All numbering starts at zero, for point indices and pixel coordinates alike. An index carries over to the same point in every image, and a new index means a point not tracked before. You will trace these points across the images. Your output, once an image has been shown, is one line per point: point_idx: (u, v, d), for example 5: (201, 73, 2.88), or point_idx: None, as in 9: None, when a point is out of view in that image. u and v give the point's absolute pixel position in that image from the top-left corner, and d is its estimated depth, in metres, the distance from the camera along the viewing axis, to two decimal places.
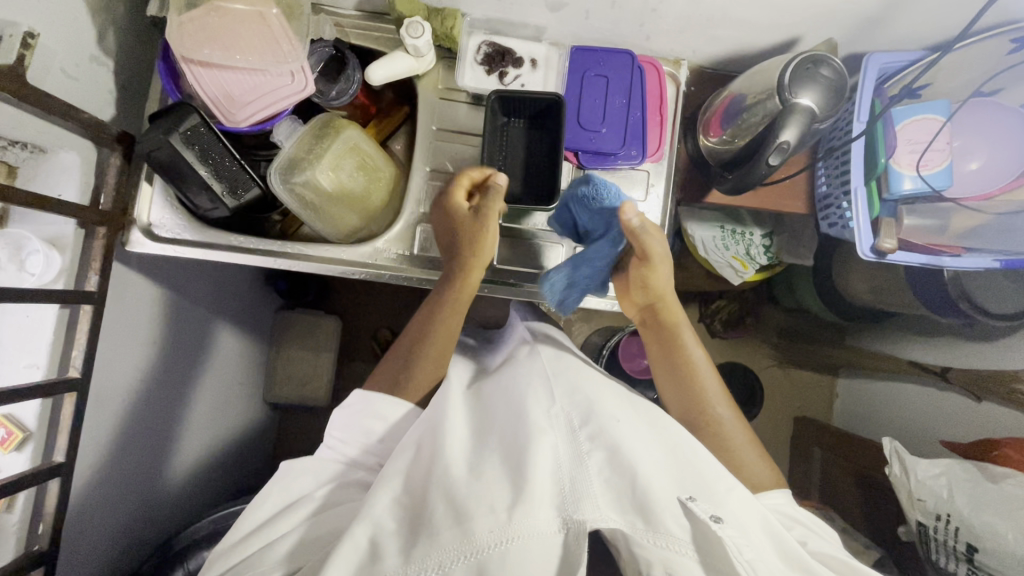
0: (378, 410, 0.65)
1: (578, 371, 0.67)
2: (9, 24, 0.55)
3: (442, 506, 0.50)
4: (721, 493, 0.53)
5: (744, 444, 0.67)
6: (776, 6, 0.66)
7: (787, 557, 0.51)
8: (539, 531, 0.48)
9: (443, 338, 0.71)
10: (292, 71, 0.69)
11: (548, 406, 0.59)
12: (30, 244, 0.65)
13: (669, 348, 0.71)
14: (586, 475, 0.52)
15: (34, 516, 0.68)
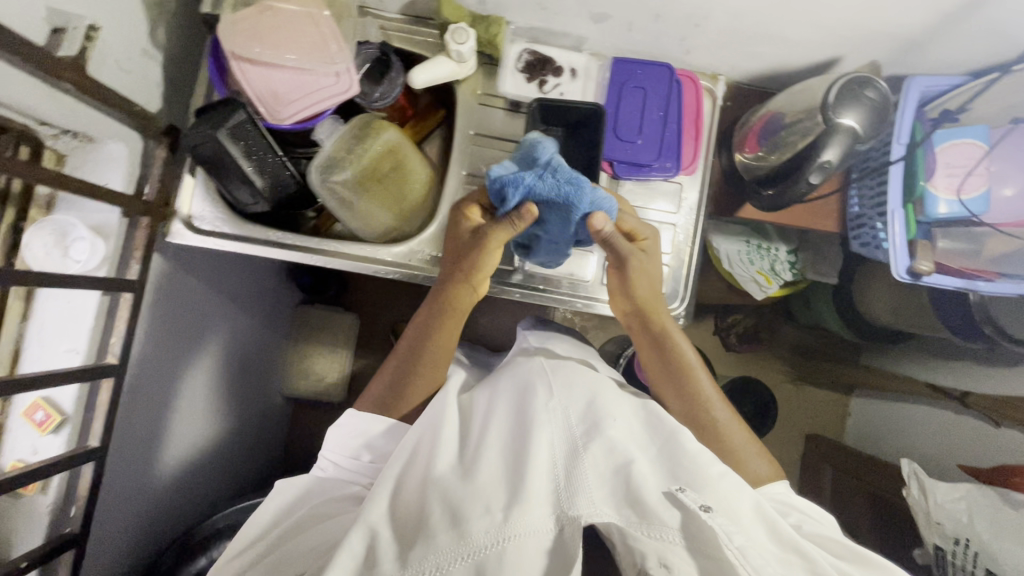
0: (364, 430, 0.68)
1: (572, 373, 0.71)
2: (74, 17, 0.56)
3: (439, 511, 0.53)
4: (712, 475, 0.55)
5: (741, 439, 0.69)
6: (820, 26, 0.66)
7: (781, 541, 0.53)
8: (535, 528, 0.52)
9: (433, 359, 0.73)
10: (337, 72, 0.70)
11: (546, 409, 0.64)
12: (77, 232, 0.67)
13: (662, 353, 0.74)
14: (580, 473, 0.56)
15: (65, 499, 0.69)
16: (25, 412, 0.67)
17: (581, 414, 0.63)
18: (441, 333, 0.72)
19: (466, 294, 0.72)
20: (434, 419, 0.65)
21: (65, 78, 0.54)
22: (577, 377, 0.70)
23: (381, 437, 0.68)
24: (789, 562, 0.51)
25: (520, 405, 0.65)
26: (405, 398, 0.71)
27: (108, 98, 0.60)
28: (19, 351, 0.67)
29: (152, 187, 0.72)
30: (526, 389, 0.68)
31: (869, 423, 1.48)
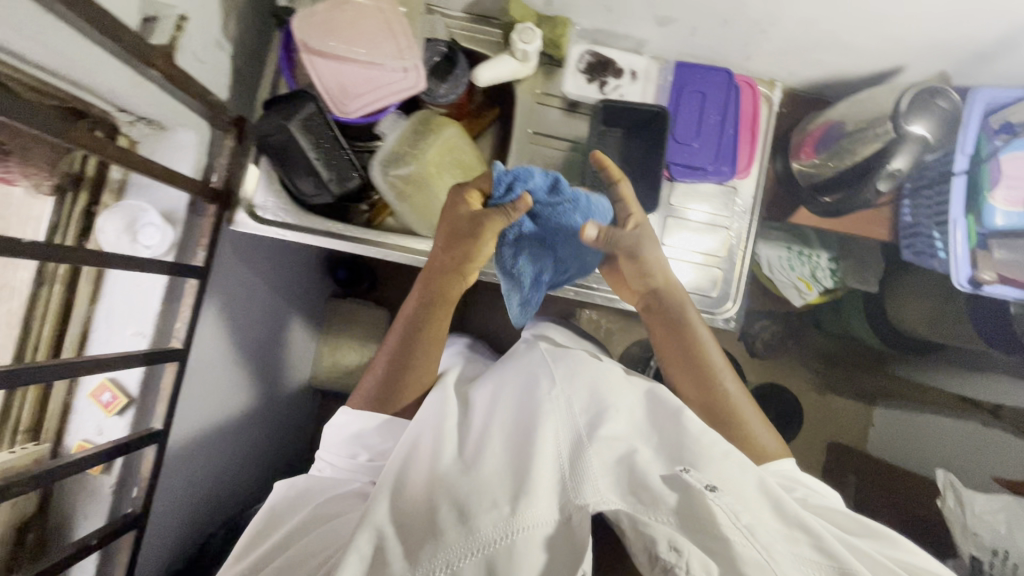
0: (362, 435, 0.66)
1: (575, 362, 0.70)
2: (166, 6, 0.58)
3: (447, 507, 0.53)
4: (713, 457, 0.57)
5: (752, 413, 0.70)
6: (889, 35, 0.67)
7: (786, 518, 0.53)
8: (541, 520, 0.52)
9: (429, 349, 0.70)
10: (405, 68, 0.71)
11: (546, 399, 0.64)
12: (147, 218, 0.69)
13: (676, 328, 0.72)
14: (584, 462, 0.56)
15: (126, 480, 0.70)
16: (94, 393, 0.68)
17: (583, 403, 0.63)
18: (435, 322, 0.70)
19: (458, 282, 0.70)
20: (432, 413, 0.64)
21: (157, 66, 0.55)
22: (580, 366, 0.70)
23: (378, 433, 0.66)
24: (795, 538, 0.52)
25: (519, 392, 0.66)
26: (401, 393, 0.68)
27: (190, 87, 0.61)
28: (88, 333, 0.69)
29: (219, 176, 0.73)
30: (529, 378, 0.68)
31: (891, 432, 1.46)
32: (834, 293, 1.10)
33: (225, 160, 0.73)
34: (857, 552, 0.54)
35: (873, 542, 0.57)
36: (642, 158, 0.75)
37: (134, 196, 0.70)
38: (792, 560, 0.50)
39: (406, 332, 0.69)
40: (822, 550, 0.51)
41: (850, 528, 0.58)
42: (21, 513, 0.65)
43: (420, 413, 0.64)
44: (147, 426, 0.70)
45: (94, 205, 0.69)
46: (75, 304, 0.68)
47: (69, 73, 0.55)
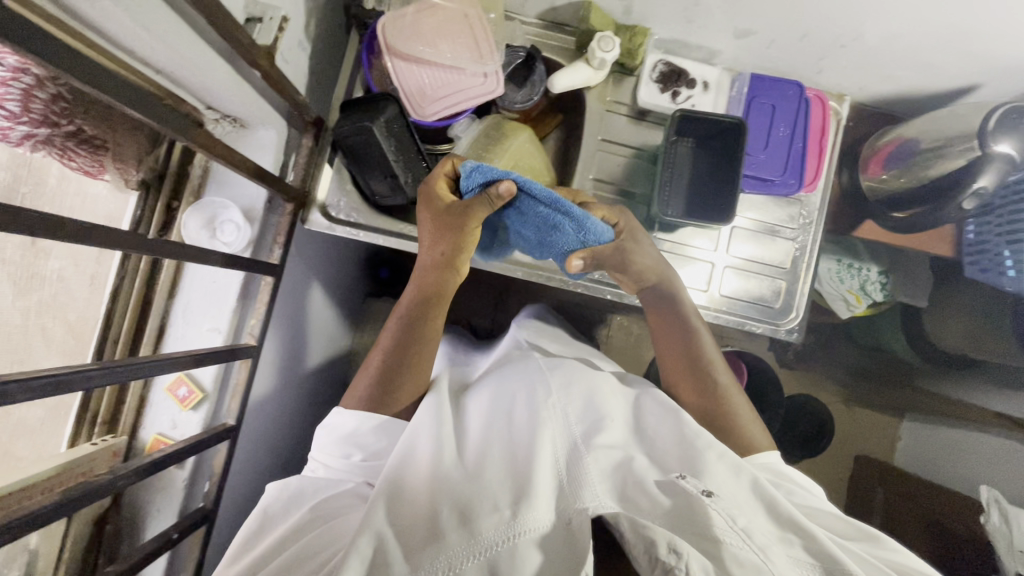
0: (359, 438, 0.62)
1: (572, 370, 0.69)
2: (271, 8, 0.58)
3: (448, 511, 0.50)
4: (710, 460, 0.55)
5: (745, 409, 0.69)
6: (971, 53, 0.68)
7: (782, 524, 0.51)
8: (539, 524, 0.49)
9: (427, 348, 0.68)
10: (485, 73, 0.71)
11: (543, 403, 0.62)
12: (225, 214, 0.70)
13: (679, 322, 0.74)
14: (583, 467, 0.54)
15: (197, 475, 0.70)
16: (172, 388, 0.69)
17: (579, 411, 0.62)
18: (431, 321, 0.69)
19: (448, 279, 0.69)
20: (428, 415, 0.62)
21: (263, 67, 0.56)
22: (577, 375, 0.68)
23: (377, 432, 0.63)
24: (791, 541, 0.49)
25: (509, 395, 0.65)
26: (398, 393, 0.66)
27: (285, 88, 0.62)
28: (164, 328, 0.69)
29: (296, 175, 0.73)
30: (525, 383, 0.67)
31: (922, 448, 1.44)
32: (880, 306, 1.10)
33: (303, 159, 0.74)
34: (854, 556, 0.51)
35: (864, 545, 0.54)
36: (715, 168, 0.76)
37: (213, 192, 0.71)
38: (790, 563, 0.48)
39: (403, 331, 0.68)
40: (817, 552, 0.48)
41: (846, 532, 0.56)
42: (100, 508, 0.66)
43: (417, 416, 0.62)
44: (220, 422, 0.71)
45: (173, 201, 0.70)
46: (153, 298, 0.69)
47: (175, 72, 0.55)
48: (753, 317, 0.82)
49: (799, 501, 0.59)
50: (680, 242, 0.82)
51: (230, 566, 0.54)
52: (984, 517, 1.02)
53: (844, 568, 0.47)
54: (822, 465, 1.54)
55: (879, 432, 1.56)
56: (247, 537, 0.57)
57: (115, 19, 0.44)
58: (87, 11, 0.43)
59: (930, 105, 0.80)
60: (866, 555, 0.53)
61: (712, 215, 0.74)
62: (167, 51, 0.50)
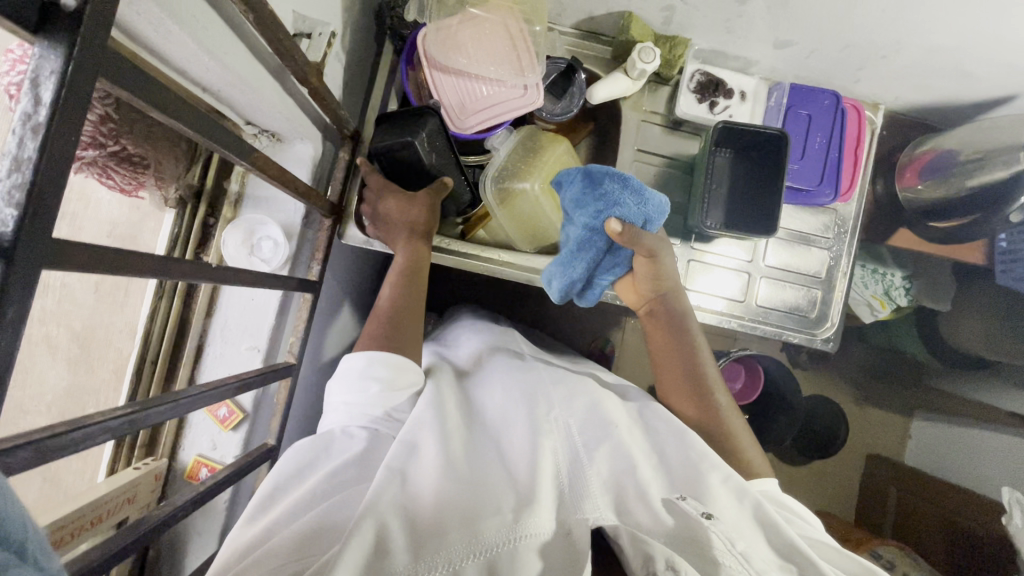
0: (373, 372, 0.58)
1: (572, 381, 0.65)
2: (320, 23, 0.57)
3: (450, 510, 0.46)
4: (712, 482, 0.52)
5: (745, 437, 0.63)
6: (1014, 64, 0.68)
7: (784, 550, 0.48)
8: (543, 531, 0.46)
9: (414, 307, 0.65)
10: (525, 85, 0.70)
11: (547, 411, 0.59)
12: (262, 230, 0.68)
13: (683, 335, 0.69)
14: (585, 480, 0.52)
15: (237, 497, 0.69)
16: (211, 408, 0.67)
17: (583, 422, 0.58)
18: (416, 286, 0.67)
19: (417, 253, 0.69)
20: (428, 404, 0.57)
21: (312, 84, 0.55)
22: (577, 386, 0.64)
23: (388, 367, 0.59)
24: (789, 570, 0.46)
25: (507, 401, 0.61)
26: (405, 342, 0.62)
27: (330, 104, 0.60)
28: (202, 346, 0.68)
29: (333, 189, 0.72)
30: (528, 385, 0.63)
31: (933, 446, 1.45)
32: (902, 310, 1.11)
33: (340, 173, 0.72)
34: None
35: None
36: (753, 179, 0.76)
37: (251, 208, 0.69)
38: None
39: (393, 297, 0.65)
40: None
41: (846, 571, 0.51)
42: None
43: (413, 411, 0.57)
44: (259, 443, 0.69)
45: (210, 218, 0.68)
46: (192, 317, 0.68)
47: (223, 91, 0.54)
48: (790, 326, 0.81)
49: (802, 532, 0.53)
50: (716, 252, 0.82)
51: (245, 527, 0.47)
52: (1007, 519, 1.03)
53: None
54: (836, 466, 1.55)
55: (891, 431, 1.56)
56: (255, 505, 0.48)
57: (177, 44, 0.43)
58: (148, 34, 0.42)
59: (965, 114, 0.80)
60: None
61: (753, 227, 0.74)
62: (220, 74, 0.49)
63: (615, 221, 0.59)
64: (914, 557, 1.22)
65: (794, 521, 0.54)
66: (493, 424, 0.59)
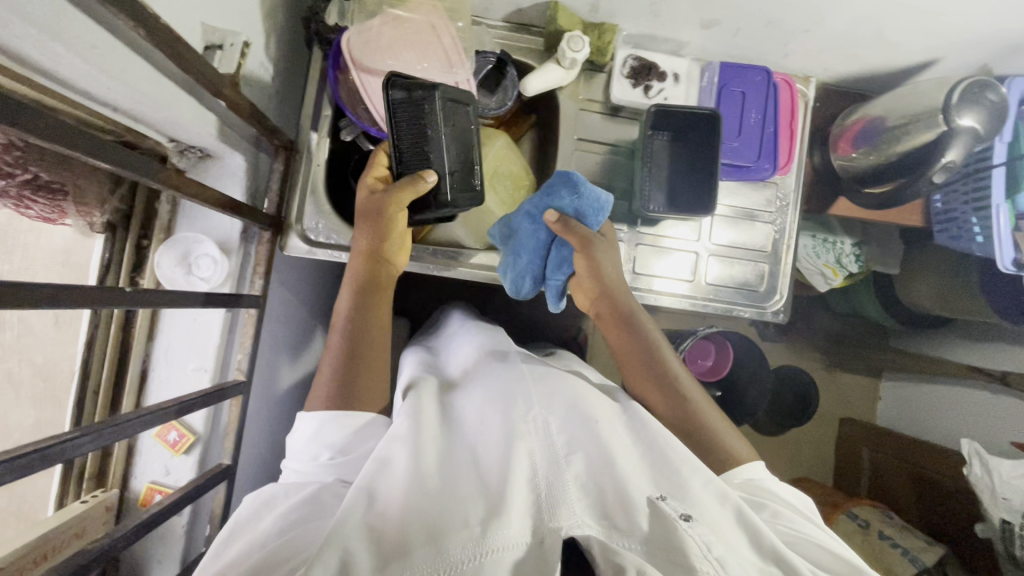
0: (326, 437, 0.57)
1: (554, 380, 0.65)
2: (231, 33, 0.56)
3: (417, 526, 0.47)
4: (694, 486, 0.53)
5: (717, 424, 0.65)
6: (930, 30, 0.69)
7: (759, 550, 0.50)
8: (511, 542, 0.47)
9: (377, 338, 0.63)
10: (457, 81, 0.70)
11: (527, 410, 0.58)
12: (199, 248, 0.67)
13: (640, 333, 0.68)
14: (562, 484, 0.52)
15: (197, 519, 0.68)
16: (160, 433, 0.66)
17: (564, 421, 0.58)
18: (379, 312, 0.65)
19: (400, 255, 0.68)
20: (405, 419, 0.57)
21: (228, 97, 0.54)
22: (558, 384, 0.64)
23: (341, 428, 0.58)
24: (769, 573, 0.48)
25: (486, 406, 0.59)
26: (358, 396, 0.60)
27: (252, 115, 0.60)
28: (146, 371, 0.66)
29: (270, 200, 0.71)
30: (506, 386, 0.62)
31: (903, 407, 1.49)
32: (855, 275, 1.14)
33: (276, 183, 0.71)
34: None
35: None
36: (691, 159, 0.76)
37: (185, 226, 0.68)
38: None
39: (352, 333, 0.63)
40: None
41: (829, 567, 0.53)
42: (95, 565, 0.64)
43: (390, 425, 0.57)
44: (214, 463, 0.68)
45: (143, 239, 0.66)
46: (133, 341, 0.66)
47: (134, 110, 0.53)
48: (740, 302, 0.83)
49: (788, 529, 0.55)
50: (664, 236, 0.82)
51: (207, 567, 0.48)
52: (967, 469, 1.06)
53: None
54: (810, 432, 1.58)
55: (861, 395, 1.60)
56: (222, 542, 0.50)
57: (70, 64, 0.43)
58: (35, 57, 0.41)
59: (893, 81, 0.82)
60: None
61: (694, 208, 0.75)
62: (124, 93, 0.48)
63: (550, 210, 0.66)
64: (887, 514, 1.24)
65: (782, 517, 0.57)
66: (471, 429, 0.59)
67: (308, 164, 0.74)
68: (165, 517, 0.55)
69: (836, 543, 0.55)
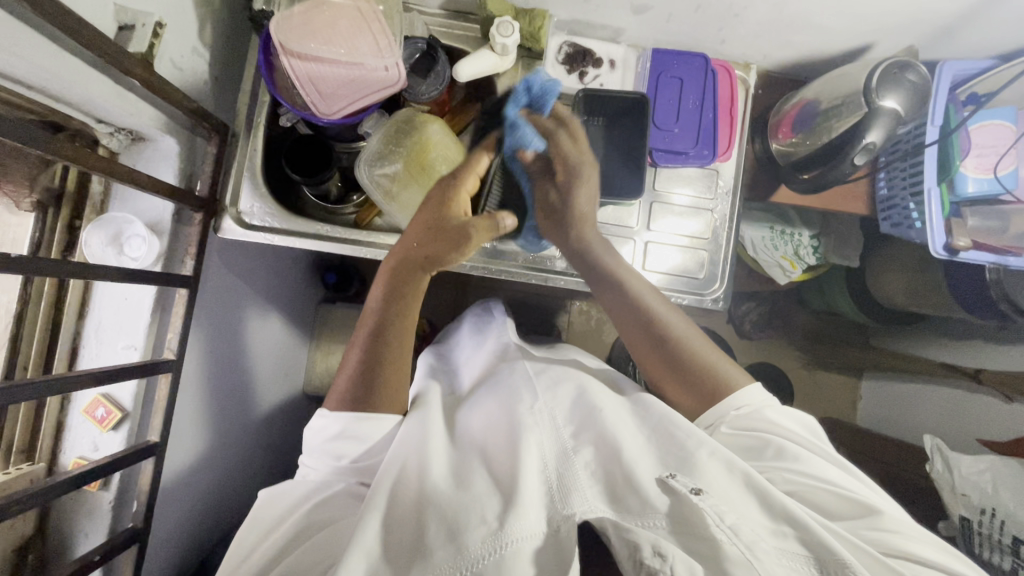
0: (355, 435, 0.62)
1: (557, 371, 0.72)
2: (144, 13, 0.58)
3: (436, 527, 0.50)
4: (701, 457, 0.54)
5: (711, 355, 0.67)
6: (857, 14, 0.69)
7: (777, 515, 0.49)
8: (531, 532, 0.49)
9: (403, 348, 0.66)
10: (386, 66, 0.70)
11: (531, 404, 0.64)
12: (130, 228, 0.69)
13: (633, 310, 0.70)
14: (573, 473, 0.55)
15: (125, 496, 0.69)
16: (88, 409, 0.67)
17: (569, 416, 0.63)
18: (405, 317, 0.66)
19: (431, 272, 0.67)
20: (417, 429, 0.62)
21: (139, 75, 0.56)
22: (558, 377, 0.70)
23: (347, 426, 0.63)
24: (782, 532, 0.49)
25: (491, 412, 0.65)
26: (377, 402, 0.63)
27: (173, 96, 0.61)
28: (78, 348, 0.68)
29: (204, 182, 0.73)
30: (510, 394, 0.67)
31: (884, 405, 1.36)
32: (816, 267, 1.13)
33: (210, 166, 0.73)
34: (841, 538, 0.50)
35: (863, 522, 0.53)
36: (625, 144, 0.76)
37: (119, 207, 0.70)
38: (777, 555, 0.47)
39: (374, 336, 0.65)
40: (810, 543, 0.47)
41: (837, 509, 0.55)
42: (21, 534, 0.65)
43: (402, 431, 0.62)
44: (144, 439, 0.70)
45: (76, 219, 0.68)
46: (62, 318, 0.67)
47: (42, 85, 0.54)
48: (681, 288, 0.83)
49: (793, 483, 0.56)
50: (606, 222, 0.82)
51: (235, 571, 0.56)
52: (929, 465, 0.98)
53: (839, 560, 0.46)
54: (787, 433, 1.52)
55: (839, 392, 1.47)
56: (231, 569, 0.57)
57: None
58: None
59: (833, 67, 0.82)
60: (854, 534, 0.52)
61: (627, 191, 0.75)
62: (22, 66, 0.50)
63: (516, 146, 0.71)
64: None
65: (787, 452, 0.58)
66: (483, 425, 0.64)
67: (247, 150, 0.78)
68: (82, 482, 0.59)
69: (842, 481, 0.57)
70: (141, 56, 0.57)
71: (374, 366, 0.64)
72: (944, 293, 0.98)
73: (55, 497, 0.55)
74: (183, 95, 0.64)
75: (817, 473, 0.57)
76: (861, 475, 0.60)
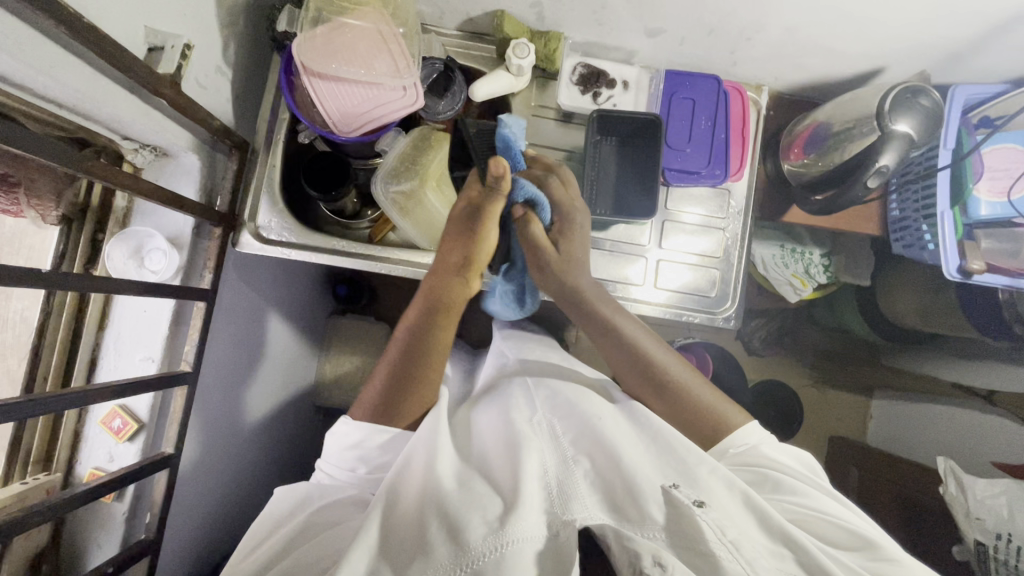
0: (368, 455, 0.63)
1: (557, 382, 0.73)
2: (173, 36, 0.60)
3: (437, 526, 0.49)
4: (702, 473, 0.54)
5: (709, 398, 0.68)
6: (868, 39, 0.70)
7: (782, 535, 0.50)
8: (531, 535, 0.48)
9: (436, 355, 0.67)
10: (405, 86, 0.72)
11: (530, 415, 0.65)
12: (152, 242, 0.70)
13: (624, 347, 0.70)
14: (573, 480, 0.55)
15: (138, 508, 0.70)
16: (105, 420, 0.68)
17: (569, 426, 0.63)
18: (440, 331, 0.68)
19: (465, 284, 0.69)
20: (424, 431, 0.62)
21: (166, 96, 0.57)
22: (559, 388, 0.71)
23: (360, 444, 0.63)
24: (782, 554, 0.48)
25: (489, 422, 0.66)
26: (399, 410, 0.65)
27: (198, 114, 0.63)
28: (96, 361, 0.69)
29: (224, 198, 0.74)
30: (509, 401, 0.67)
31: (895, 424, 1.34)
32: (827, 286, 1.13)
33: (230, 182, 0.75)
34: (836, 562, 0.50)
35: (862, 555, 0.52)
36: (637, 163, 0.78)
37: (140, 222, 0.71)
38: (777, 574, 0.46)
39: (411, 336, 0.67)
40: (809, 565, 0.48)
41: (836, 540, 0.54)
42: (36, 545, 0.66)
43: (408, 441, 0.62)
44: (157, 450, 0.70)
45: (99, 232, 0.69)
46: (83, 329, 0.68)
47: (74, 104, 0.56)
48: (692, 306, 0.83)
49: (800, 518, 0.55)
50: (618, 240, 0.83)
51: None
52: (942, 488, 0.97)
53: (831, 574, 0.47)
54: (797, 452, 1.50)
55: (849, 411, 1.45)
56: None
57: None
58: None
59: (844, 87, 0.83)
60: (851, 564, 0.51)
61: (639, 210, 0.76)
62: (57, 88, 0.52)
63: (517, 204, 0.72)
64: None
65: (785, 486, 0.58)
66: (480, 435, 0.64)
67: (265, 166, 0.79)
68: (99, 495, 0.59)
69: (842, 513, 0.56)
70: (169, 78, 0.59)
71: (404, 376, 0.65)
72: (957, 314, 0.97)
73: (71, 509, 0.56)
74: (206, 112, 0.65)
75: (816, 505, 0.56)
76: (861, 512, 0.60)
